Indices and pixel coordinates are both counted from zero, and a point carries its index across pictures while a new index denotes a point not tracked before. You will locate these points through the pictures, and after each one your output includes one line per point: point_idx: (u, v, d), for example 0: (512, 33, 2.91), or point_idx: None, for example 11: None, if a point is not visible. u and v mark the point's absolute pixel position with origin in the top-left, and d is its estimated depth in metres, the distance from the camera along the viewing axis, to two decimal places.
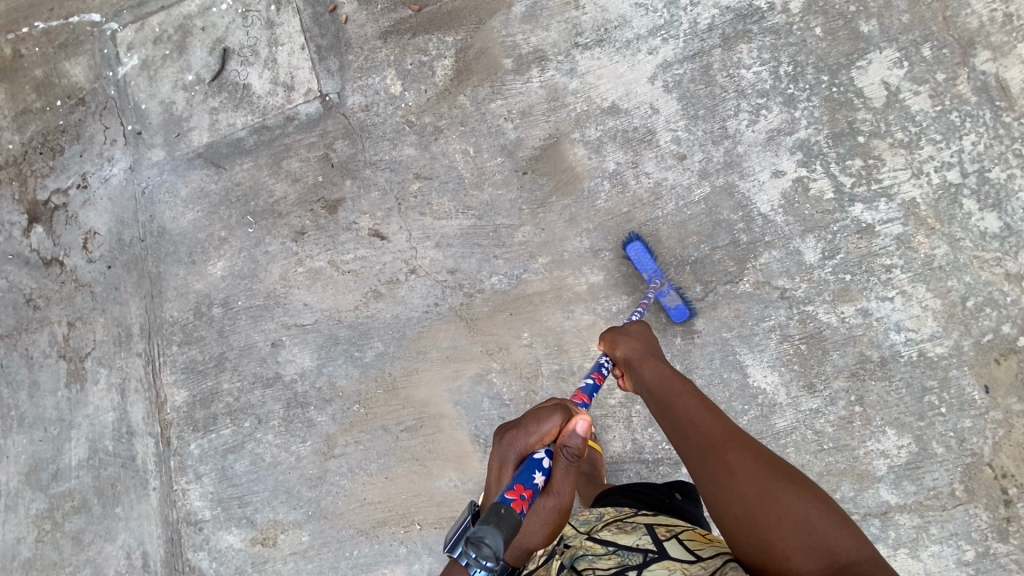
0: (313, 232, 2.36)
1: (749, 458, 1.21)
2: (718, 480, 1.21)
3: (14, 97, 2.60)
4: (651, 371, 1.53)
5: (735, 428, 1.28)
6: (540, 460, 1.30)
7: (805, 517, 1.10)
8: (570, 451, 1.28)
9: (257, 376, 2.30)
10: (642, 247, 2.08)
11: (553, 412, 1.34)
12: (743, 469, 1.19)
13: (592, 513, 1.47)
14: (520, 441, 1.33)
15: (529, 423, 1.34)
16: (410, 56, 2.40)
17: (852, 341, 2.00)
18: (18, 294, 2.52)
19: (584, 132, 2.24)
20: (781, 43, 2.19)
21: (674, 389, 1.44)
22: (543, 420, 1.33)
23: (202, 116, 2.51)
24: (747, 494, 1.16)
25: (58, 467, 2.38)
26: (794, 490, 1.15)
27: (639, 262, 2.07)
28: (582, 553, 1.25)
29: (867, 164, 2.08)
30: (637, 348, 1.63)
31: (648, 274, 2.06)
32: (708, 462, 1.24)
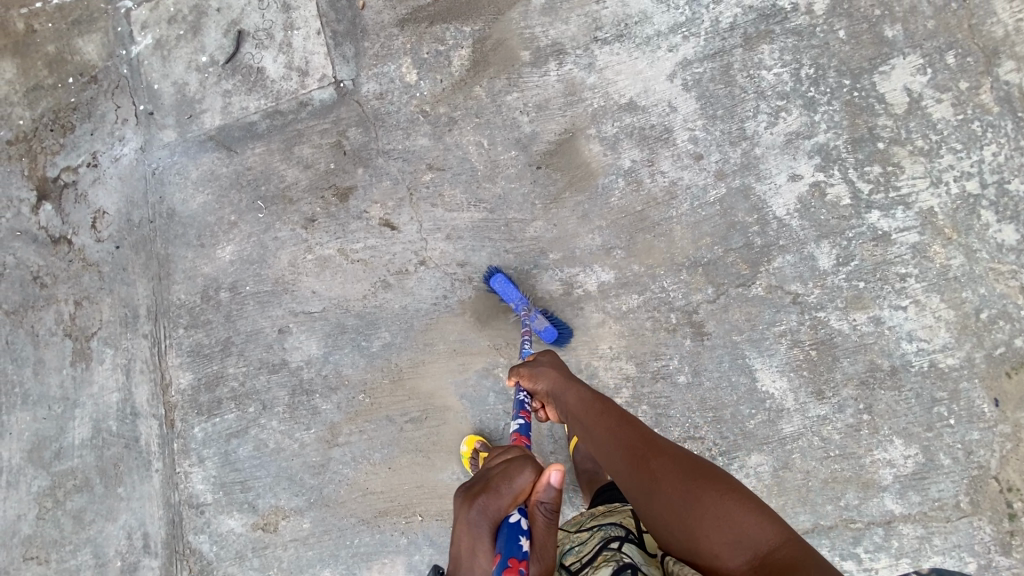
0: (323, 220, 2.35)
1: (669, 463, 1.21)
2: (645, 491, 1.21)
3: (26, 73, 2.58)
4: (572, 396, 1.50)
5: (653, 436, 1.29)
6: (520, 524, 1.07)
7: (726, 511, 1.10)
8: (548, 507, 1.09)
9: (264, 361, 2.29)
10: (505, 278, 2.13)
11: (522, 466, 1.13)
12: (665, 475, 1.19)
13: (582, 514, 1.58)
14: (492, 508, 1.08)
15: (499, 483, 1.11)
16: (426, 45, 2.38)
17: (863, 349, 1.98)
18: (26, 271, 2.51)
19: (600, 128, 2.22)
20: (803, 45, 2.16)
21: (595, 408, 1.43)
22: (515, 477, 1.12)
23: (215, 98, 2.49)
24: (672, 499, 1.16)
25: (61, 446, 2.39)
26: (713, 486, 1.14)
27: (504, 294, 2.11)
28: (570, 546, 1.38)
29: (885, 171, 2.06)
30: (555, 379, 1.58)
31: (514, 302, 2.10)
32: (633, 476, 1.24)
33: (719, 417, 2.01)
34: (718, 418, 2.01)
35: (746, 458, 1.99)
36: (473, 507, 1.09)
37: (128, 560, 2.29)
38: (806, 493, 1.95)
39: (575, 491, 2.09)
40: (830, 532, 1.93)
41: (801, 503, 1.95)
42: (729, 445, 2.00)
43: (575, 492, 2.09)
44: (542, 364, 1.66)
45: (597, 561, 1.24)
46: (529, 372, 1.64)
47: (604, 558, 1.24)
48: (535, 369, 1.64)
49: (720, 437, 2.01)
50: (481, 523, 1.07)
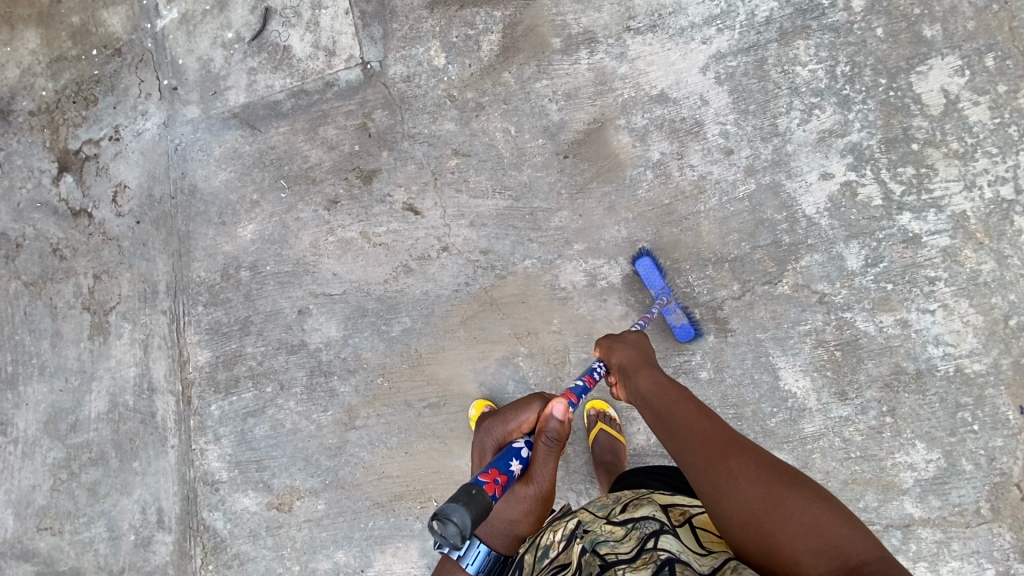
0: (346, 202, 2.33)
1: (750, 462, 1.14)
2: (717, 486, 1.13)
3: (49, 43, 2.56)
4: (646, 377, 1.49)
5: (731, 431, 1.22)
6: (520, 447, 1.43)
7: (813, 518, 1.03)
8: (548, 434, 1.41)
9: (283, 342, 2.29)
10: (651, 263, 2.04)
11: (532, 403, 1.53)
12: (744, 473, 1.12)
13: (609, 497, 1.39)
14: (500, 429, 1.53)
15: (509, 412, 1.54)
16: (455, 29, 2.35)
17: (888, 351, 1.97)
18: (45, 243, 2.50)
19: (629, 119, 2.19)
20: (840, 42, 2.13)
21: (670, 396, 1.39)
22: (521, 411, 1.52)
23: (240, 75, 2.47)
24: (751, 497, 1.08)
25: (77, 418, 2.39)
26: (800, 492, 1.07)
27: (647, 278, 2.04)
28: (602, 537, 1.18)
29: (918, 173, 2.04)
30: (632, 358, 1.61)
31: (656, 290, 2.02)
32: (706, 466, 1.16)
33: (740, 414, 2.00)
34: (739, 414, 2.00)
35: None
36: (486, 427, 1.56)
37: (141, 534, 2.30)
38: None
39: (592, 483, 2.09)
40: None
41: None
42: (749, 442, 1.99)
43: (592, 483, 2.09)
44: (626, 340, 1.69)
45: (638, 564, 1.04)
46: (608, 345, 1.68)
47: (643, 560, 1.05)
48: (613, 346, 1.67)
49: (740, 434, 2.00)
50: (491, 439, 1.53)
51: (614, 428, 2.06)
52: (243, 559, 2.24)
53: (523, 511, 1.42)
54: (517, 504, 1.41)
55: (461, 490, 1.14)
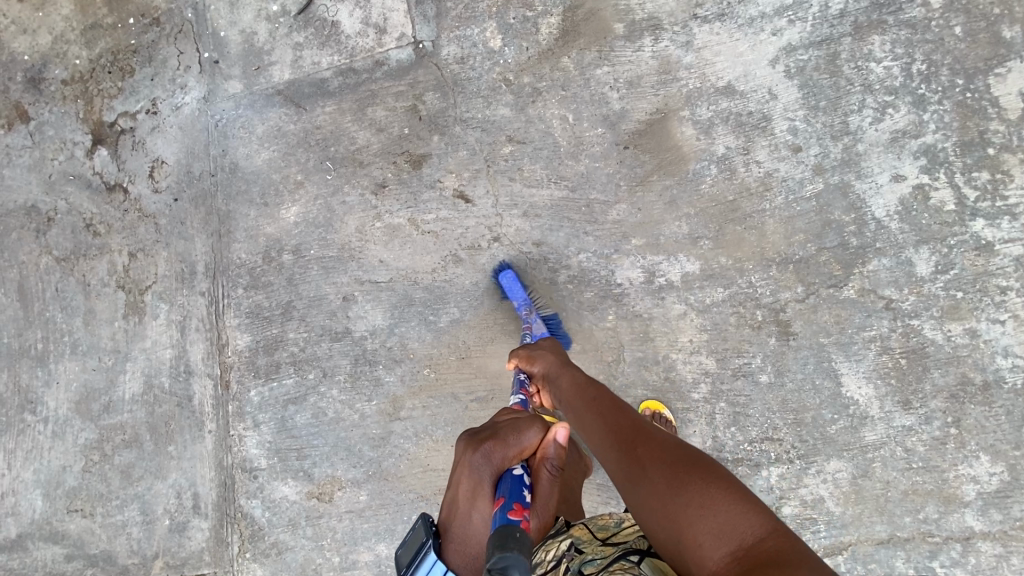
0: (394, 187, 2.26)
1: (654, 446, 1.13)
2: (629, 479, 1.11)
3: (84, 10, 2.46)
4: (568, 380, 1.53)
5: (642, 423, 1.22)
6: (522, 476, 1.30)
7: (708, 496, 0.99)
8: (553, 463, 1.33)
9: (326, 328, 2.23)
10: (513, 276, 2.11)
11: (531, 426, 1.38)
12: (649, 460, 1.11)
13: (612, 516, 1.34)
14: (499, 456, 1.32)
15: (509, 435, 1.35)
16: (513, 10, 2.25)
17: (955, 361, 1.92)
18: (79, 218, 2.42)
19: (694, 110, 2.11)
20: (917, 38, 2.03)
21: (589, 396, 1.41)
22: (524, 434, 1.36)
23: (285, 51, 2.37)
24: (656, 481, 1.07)
25: (111, 399, 2.33)
26: (700, 473, 1.05)
27: (509, 291, 2.10)
28: (591, 557, 1.19)
29: (994, 179, 1.96)
30: (552, 362, 1.65)
31: (517, 302, 2.08)
32: (619, 460, 1.16)
33: (799, 420, 1.97)
34: (798, 420, 1.97)
35: (824, 464, 1.95)
36: (481, 450, 1.33)
37: (177, 519, 2.25)
38: (884, 503, 1.91)
39: None
40: (905, 544, 1.90)
41: (878, 513, 1.91)
42: (808, 449, 1.96)
43: None
44: (541, 348, 1.76)
45: (614, 568, 1.10)
46: (529, 354, 1.72)
47: (621, 566, 1.11)
48: (533, 355, 1.71)
49: (799, 440, 1.97)
50: (485, 468, 1.31)
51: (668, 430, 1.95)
52: (282, 548, 2.20)
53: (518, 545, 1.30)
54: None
55: (508, 538, 1.03)
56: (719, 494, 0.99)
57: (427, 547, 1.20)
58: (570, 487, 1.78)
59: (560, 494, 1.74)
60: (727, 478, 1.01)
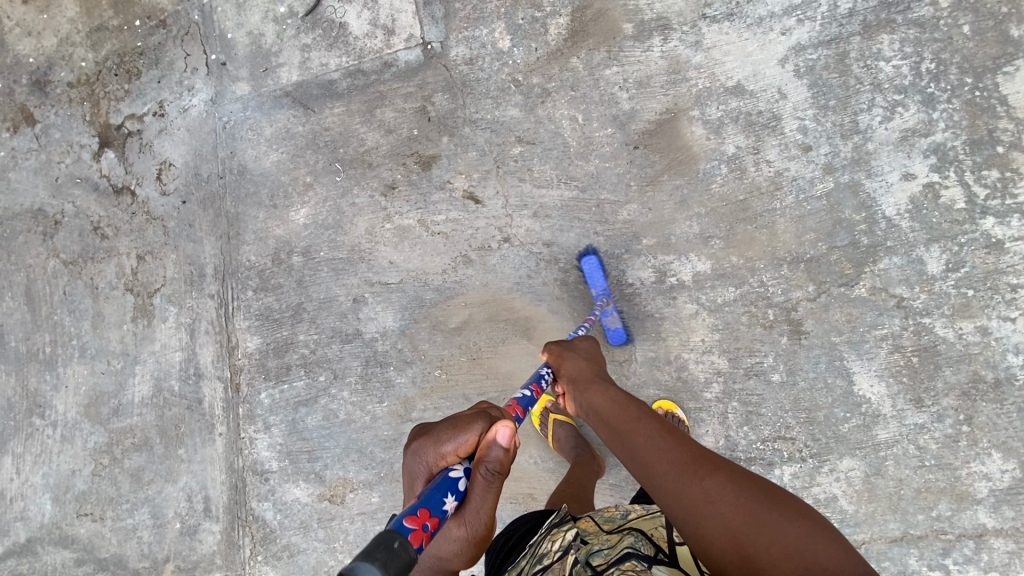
0: (403, 188, 2.26)
1: (722, 478, 1.13)
2: (695, 510, 1.10)
3: (89, 12, 2.46)
4: (603, 396, 1.48)
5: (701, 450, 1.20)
6: (455, 481, 1.12)
7: (793, 539, 1.01)
8: (489, 468, 1.10)
9: (337, 330, 2.22)
10: (596, 262, 2.11)
11: (472, 422, 1.16)
12: (720, 494, 1.10)
13: (617, 509, 1.40)
14: (431, 454, 1.16)
15: (443, 432, 1.17)
16: (522, 10, 2.25)
17: (966, 359, 1.92)
18: (86, 221, 2.42)
19: (704, 110, 2.12)
20: (926, 38, 2.04)
21: (632, 416, 1.36)
22: (458, 433, 1.15)
23: (293, 52, 2.37)
24: (730, 518, 1.06)
25: (120, 403, 2.32)
26: (778, 510, 1.06)
27: (590, 278, 2.11)
28: (597, 548, 1.22)
29: (1004, 177, 1.96)
30: (583, 370, 1.60)
31: (596, 290, 2.09)
32: (681, 488, 1.13)
33: (811, 418, 1.97)
34: (810, 419, 1.97)
35: (837, 462, 1.95)
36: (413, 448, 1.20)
37: (187, 522, 2.25)
38: (897, 501, 1.92)
39: None
40: (918, 542, 1.90)
41: (890, 511, 1.92)
42: (820, 448, 1.97)
43: None
44: (576, 350, 1.70)
45: (625, 567, 1.09)
46: (559, 356, 1.67)
47: (632, 567, 1.09)
48: (564, 357, 1.66)
49: (811, 439, 1.97)
50: (418, 468, 1.18)
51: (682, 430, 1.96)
52: (294, 550, 2.19)
53: (454, 550, 1.15)
54: (450, 543, 1.14)
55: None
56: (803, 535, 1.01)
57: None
58: (580, 486, 1.80)
59: (570, 492, 1.77)
60: (810, 519, 1.03)
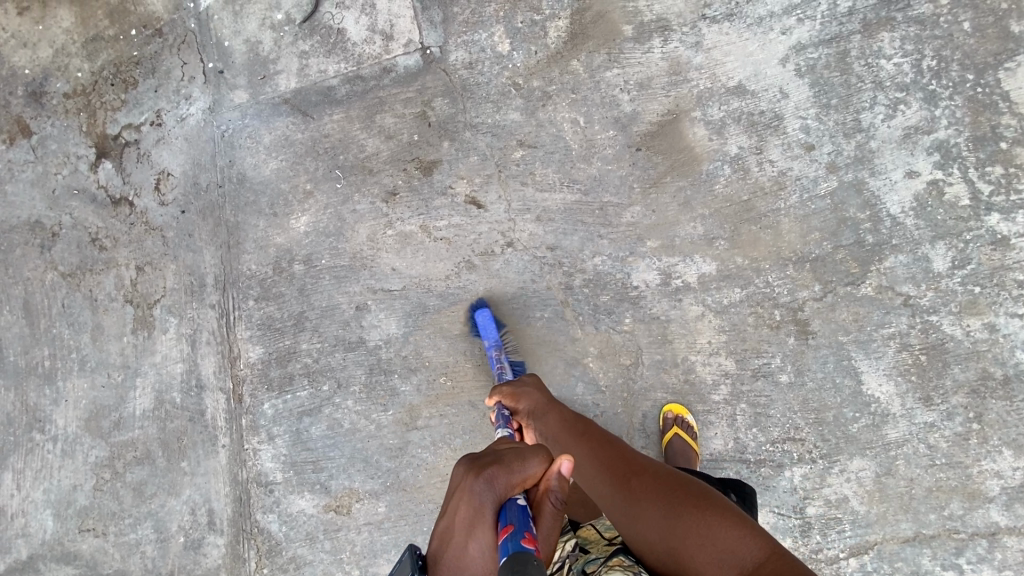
0: (405, 194, 2.24)
1: (649, 481, 1.27)
2: (628, 513, 1.22)
3: (84, 22, 2.44)
4: (556, 417, 1.51)
5: (633, 457, 1.35)
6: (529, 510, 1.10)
7: (709, 527, 1.12)
8: (559, 496, 1.13)
9: (340, 338, 2.20)
10: (488, 315, 2.08)
11: (539, 448, 1.17)
12: (646, 495, 1.24)
13: None
14: (503, 482, 1.09)
15: (514, 460, 1.13)
16: (521, 14, 2.24)
17: (974, 356, 1.91)
18: (84, 233, 2.39)
19: (705, 111, 2.11)
20: (926, 35, 2.03)
21: (579, 434, 1.44)
22: (529, 459, 1.14)
23: (290, 59, 2.35)
24: (655, 514, 1.18)
25: (121, 416, 2.30)
26: (695, 505, 1.18)
27: (483, 330, 2.07)
28: (590, 551, 1.28)
29: (1007, 173, 1.96)
30: (536, 399, 1.58)
31: (488, 343, 2.06)
32: (616, 494, 1.26)
33: (821, 419, 1.96)
34: (819, 420, 1.96)
35: (847, 463, 1.94)
36: (481, 475, 1.10)
37: (191, 536, 2.22)
38: (908, 501, 1.90)
39: None
40: (931, 542, 1.89)
41: (902, 511, 1.90)
42: (830, 448, 1.95)
43: None
44: (526, 384, 1.66)
45: (612, 564, 1.15)
46: (513, 392, 1.61)
47: (619, 563, 1.16)
48: (519, 390, 1.62)
49: (821, 440, 1.96)
50: (486, 496, 1.07)
51: (690, 434, 1.96)
52: (300, 562, 2.17)
53: None
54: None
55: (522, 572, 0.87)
56: (718, 522, 1.13)
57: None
58: None
59: None
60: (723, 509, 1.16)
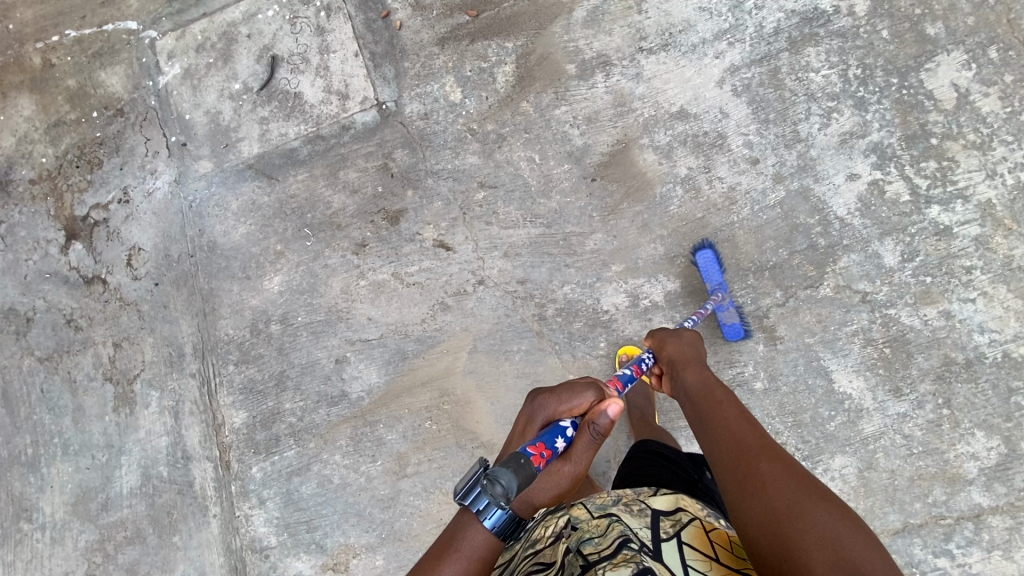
0: (374, 244, 2.30)
1: (782, 470, 1.17)
2: (746, 484, 1.18)
3: (46, 109, 2.50)
4: (694, 379, 1.57)
5: (773, 442, 1.25)
6: (565, 428, 1.38)
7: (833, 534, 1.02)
8: (597, 428, 1.36)
9: (322, 394, 2.22)
10: (711, 256, 2.05)
11: (587, 389, 1.45)
12: (773, 477, 1.16)
13: (608, 496, 1.40)
14: (550, 406, 1.42)
15: (563, 393, 1.45)
16: (469, 62, 2.35)
17: (936, 344, 1.99)
18: (58, 315, 2.40)
19: (652, 137, 2.21)
20: (849, 46, 2.17)
21: (718, 400, 1.43)
22: (578, 395, 1.44)
23: (251, 126, 2.42)
24: (776, 499, 1.12)
25: (108, 496, 2.27)
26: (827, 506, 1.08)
27: (706, 270, 2.05)
28: (589, 537, 1.18)
29: (941, 166, 2.07)
30: (683, 353, 1.69)
31: (713, 284, 2.04)
32: (740, 466, 1.22)
33: (799, 421, 2.01)
34: (798, 422, 2.01)
35: (830, 462, 1.98)
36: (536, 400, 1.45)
37: None
38: (893, 492, 1.94)
39: None
40: (921, 531, 1.92)
41: (888, 503, 1.94)
42: (812, 449, 2.00)
43: None
44: (681, 336, 1.74)
45: (616, 559, 1.03)
46: (660, 338, 1.76)
47: (623, 558, 1.04)
48: (667, 339, 1.74)
49: (801, 442, 2.00)
50: (536, 414, 1.43)
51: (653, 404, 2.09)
52: None
53: (550, 491, 1.33)
54: (548, 482, 1.33)
55: (510, 459, 1.21)
56: (846, 536, 1.02)
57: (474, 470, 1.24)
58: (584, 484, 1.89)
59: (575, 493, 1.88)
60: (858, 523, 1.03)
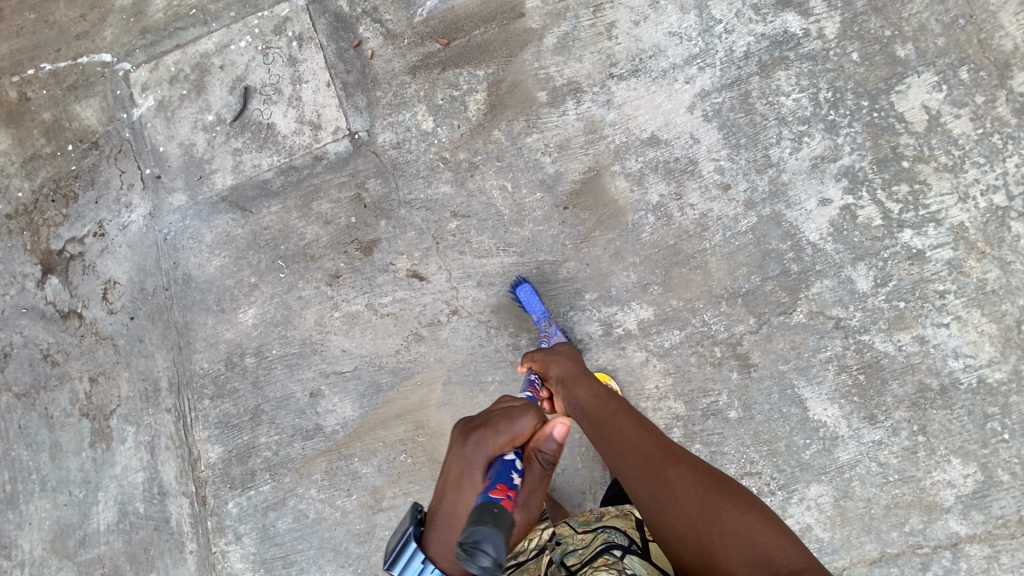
0: (348, 275, 2.29)
1: (682, 471, 1.25)
2: (658, 497, 1.23)
3: (22, 143, 2.50)
4: (586, 394, 1.57)
5: (667, 443, 1.33)
6: (513, 461, 1.18)
7: (744, 529, 1.12)
8: (545, 456, 1.24)
9: (297, 428, 2.21)
10: (530, 289, 2.14)
11: (526, 411, 1.25)
12: (679, 482, 1.23)
13: (591, 513, 1.54)
14: (489, 442, 1.18)
15: (501, 422, 1.22)
16: (440, 91, 2.34)
17: (910, 370, 1.97)
18: (35, 350, 2.40)
19: (624, 164, 2.20)
20: (819, 69, 2.15)
21: (613, 410, 1.48)
22: (517, 419, 1.23)
23: (224, 157, 2.42)
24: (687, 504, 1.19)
25: (86, 533, 2.27)
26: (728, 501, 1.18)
27: (527, 305, 2.13)
28: (572, 549, 1.37)
29: (913, 190, 2.06)
30: (569, 369, 1.70)
31: (536, 315, 2.11)
32: (646, 479, 1.26)
33: (774, 450, 2.00)
34: (773, 451, 2.00)
35: (806, 491, 1.97)
36: (472, 438, 1.18)
37: None
38: (869, 521, 1.93)
39: None
40: (898, 560, 1.91)
41: (864, 532, 1.93)
42: (787, 478, 1.98)
43: None
44: (558, 354, 1.80)
45: (598, 563, 1.24)
46: (544, 360, 1.76)
47: (604, 562, 1.25)
48: (549, 360, 1.75)
49: (777, 471, 1.99)
50: (477, 455, 1.15)
51: None
52: None
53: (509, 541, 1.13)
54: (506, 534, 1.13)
55: (483, 513, 0.97)
56: (752, 525, 1.13)
57: (410, 536, 1.09)
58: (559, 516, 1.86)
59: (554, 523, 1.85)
60: (759, 509, 1.15)
